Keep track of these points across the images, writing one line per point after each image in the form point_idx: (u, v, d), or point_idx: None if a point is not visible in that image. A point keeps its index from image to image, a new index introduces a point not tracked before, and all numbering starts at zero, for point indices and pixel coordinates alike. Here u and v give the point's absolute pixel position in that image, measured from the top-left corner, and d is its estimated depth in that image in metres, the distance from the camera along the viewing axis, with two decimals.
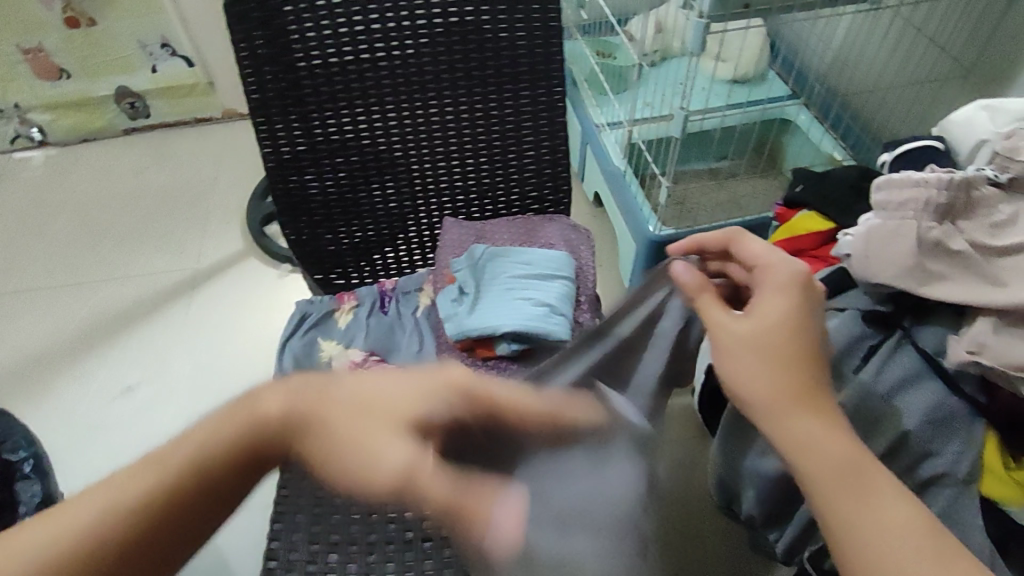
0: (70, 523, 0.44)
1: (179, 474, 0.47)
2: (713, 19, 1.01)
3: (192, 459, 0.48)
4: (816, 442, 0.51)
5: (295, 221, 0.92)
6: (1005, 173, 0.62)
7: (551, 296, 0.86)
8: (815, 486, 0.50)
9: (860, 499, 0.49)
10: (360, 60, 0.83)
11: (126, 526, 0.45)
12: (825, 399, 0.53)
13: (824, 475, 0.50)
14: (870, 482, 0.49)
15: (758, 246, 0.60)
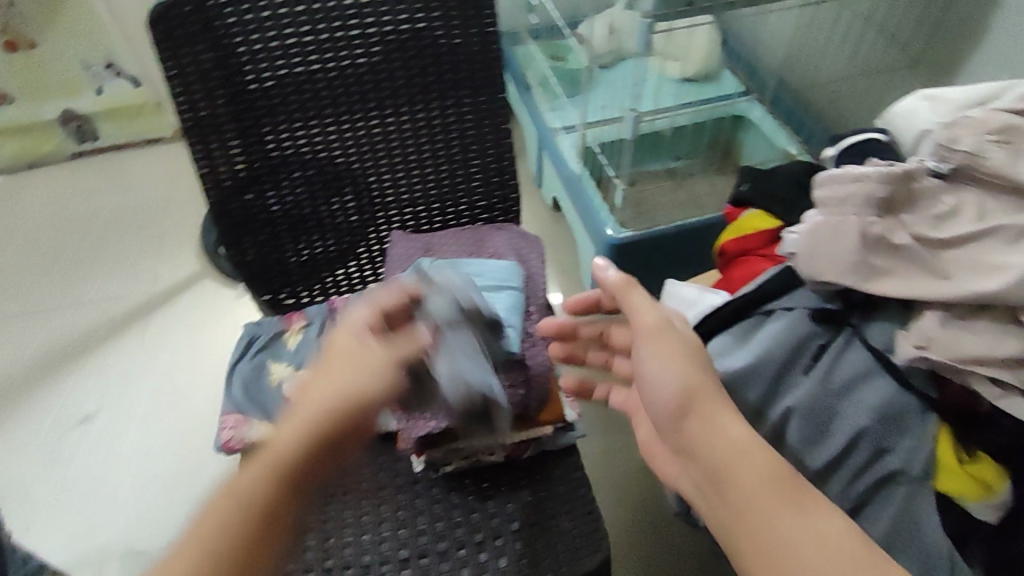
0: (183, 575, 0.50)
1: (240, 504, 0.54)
2: (657, 18, 1.01)
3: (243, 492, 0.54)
4: (738, 453, 0.54)
5: (238, 243, 0.88)
6: (946, 163, 0.61)
7: (500, 307, 0.82)
8: (747, 496, 0.52)
9: (792, 511, 0.50)
10: (295, 74, 0.81)
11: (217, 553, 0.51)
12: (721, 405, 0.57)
13: (754, 486, 0.52)
14: (803, 504, 0.50)
15: (642, 299, 0.66)
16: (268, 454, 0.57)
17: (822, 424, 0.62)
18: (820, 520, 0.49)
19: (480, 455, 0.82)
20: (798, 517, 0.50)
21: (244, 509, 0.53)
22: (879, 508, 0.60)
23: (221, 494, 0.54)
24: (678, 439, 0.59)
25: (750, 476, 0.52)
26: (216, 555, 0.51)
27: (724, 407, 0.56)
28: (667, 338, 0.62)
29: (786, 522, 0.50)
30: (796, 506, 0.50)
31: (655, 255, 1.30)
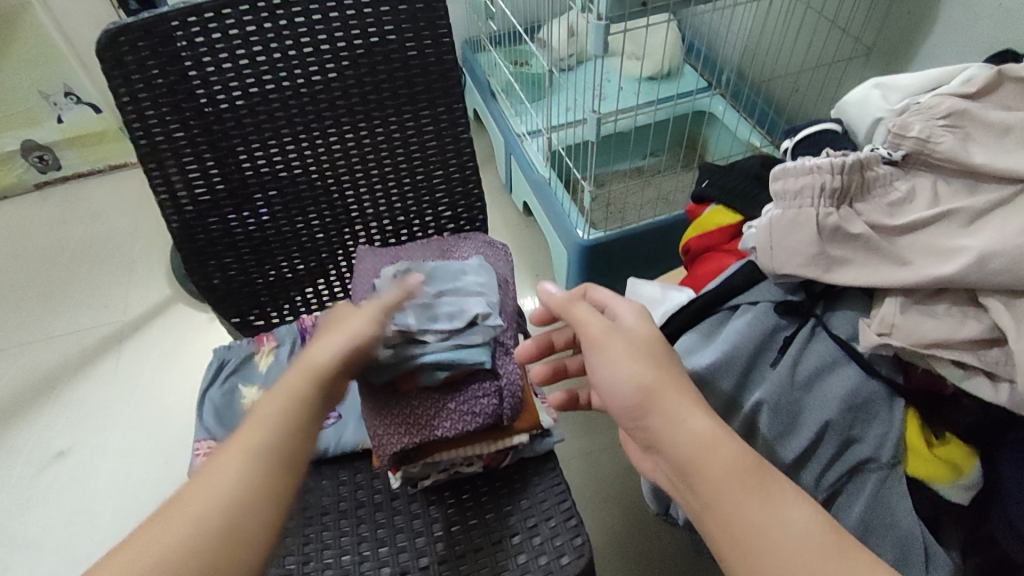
0: (202, 506, 0.49)
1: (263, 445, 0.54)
2: (613, 19, 1.02)
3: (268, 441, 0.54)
4: (708, 442, 0.50)
5: (203, 267, 0.87)
6: (899, 150, 0.62)
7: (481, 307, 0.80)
8: (715, 490, 0.49)
9: (763, 504, 0.47)
10: (249, 95, 0.79)
11: (238, 495, 0.50)
12: (686, 395, 0.54)
13: (723, 477, 0.49)
14: (773, 494, 0.47)
15: (608, 293, 0.66)
16: (275, 402, 0.57)
17: (790, 418, 0.62)
18: (791, 512, 0.47)
19: (457, 467, 0.81)
20: (766, 508, 0.47)
21: (259, 461, 0.53)
22: (852, 495, 0.61)
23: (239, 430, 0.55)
24: (642, 436, 0.56)
25: (714, 469, 0.49)
26: (225, 511, 0.50)
27: (684, 399, 0.53)
28: (616, 338, 0.59)
29: (757, 516, 0.47)
30: (762, 497, 0.47)
31: (627, 255, 1.30)
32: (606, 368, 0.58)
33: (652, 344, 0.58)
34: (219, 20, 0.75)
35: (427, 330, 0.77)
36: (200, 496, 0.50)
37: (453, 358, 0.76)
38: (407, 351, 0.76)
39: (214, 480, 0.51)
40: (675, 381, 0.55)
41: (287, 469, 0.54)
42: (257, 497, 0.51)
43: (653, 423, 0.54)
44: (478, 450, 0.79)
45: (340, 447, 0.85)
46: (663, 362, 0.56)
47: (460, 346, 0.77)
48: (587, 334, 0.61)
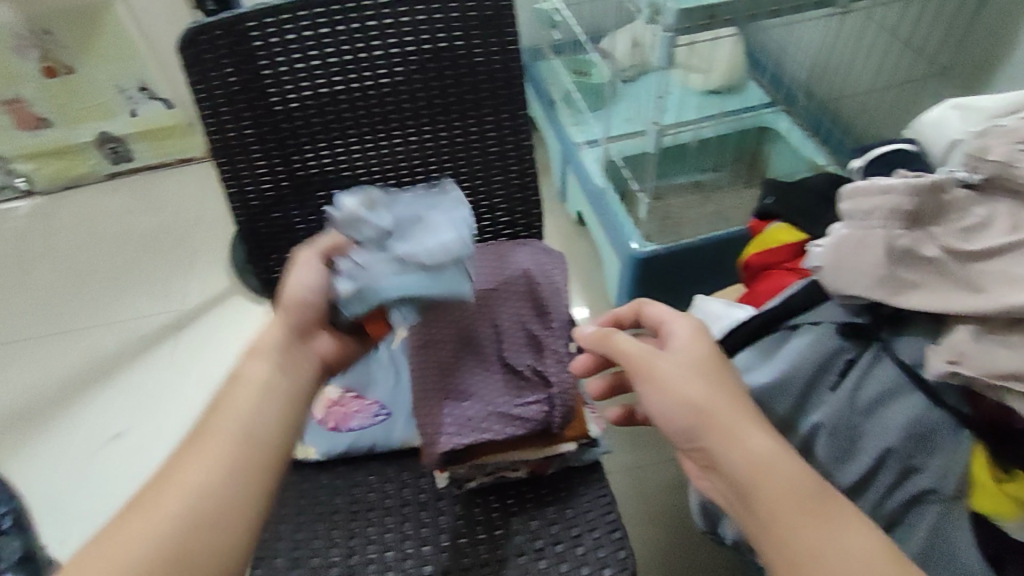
0: (186, 489, 0.54)
1: (232, 433, 0.59)
2: (679, 31, 1.02)
3: (237, 430, 0.59)
4: (767, 462, 0.50)
5: (265, 260, 0.90)
6: (978, 173, 0.58)
7: (439, 237, 0.74)
8: (773, 510, 0.48)
9: (820, 529, 0.47)
10: (319, 94, 0.82)
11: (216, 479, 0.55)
12: (744, 413, 0.53)
13: (782, 499, 0.48)
14: (833, 520, 0.47)
15: (659, 309, 0.65)
16: (238, 390, 0.62)
17: (848, 443, 0.62)
18: (852, 540, 0.46)
19: (503, 471, 0.82)
20: (824, 534, 0.46)
21: (231, 448, 0.58)
22: (914, 527, 0.60)
23: (213, 421, 0.60)
24: (698, 456, 0.55)
25: (773, 490, 0.49)
26: (203, 494, 0.54)
27: (738, 416, 0.52)
28: (663, 361, 0.57)
29: (814, 541, 0.47)
30: (819, 520, 0.47)
31: (680, 271, 1.29)
32: (652, 390, 0.57)
33: (705, 358, 0.57)
34: (296, 22, 0.78)
35: (374, 265, 0.73)
36: (181, 482, 0.55)
37: (416, 292, 0.72)
38: (365, 294, 0.72)
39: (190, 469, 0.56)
40: (731, 398, 0.54)
41: (259, 452, 0.59)
42: (232, 478, 0.56)
43: (708, 441, 0.52)
44: (525, 456, 0.79)
45: (387, 446, 0.88)
46: (712, 377, 0.55)
47: (422, 272, 0.72)
48: (629, 360, 0.60)
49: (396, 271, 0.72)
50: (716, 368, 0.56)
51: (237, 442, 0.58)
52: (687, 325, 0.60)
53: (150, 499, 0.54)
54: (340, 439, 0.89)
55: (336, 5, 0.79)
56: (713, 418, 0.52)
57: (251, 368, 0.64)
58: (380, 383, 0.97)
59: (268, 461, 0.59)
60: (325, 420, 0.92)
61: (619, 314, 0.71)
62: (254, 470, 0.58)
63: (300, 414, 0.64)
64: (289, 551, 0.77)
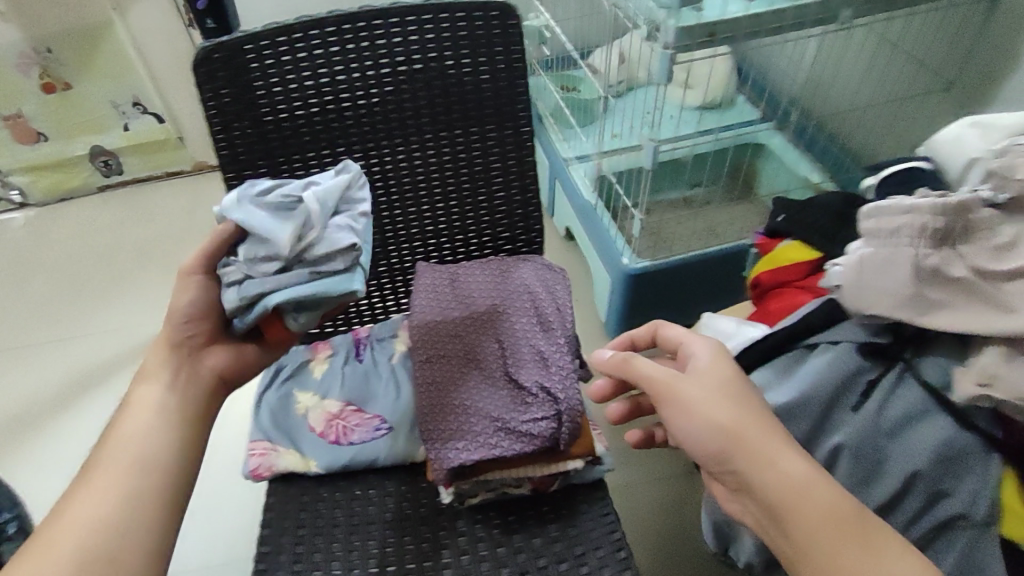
0: (89, 517, 0.59)
1: (128, 461, 0.63)
2: (680, 49, 1.02)
3: (134, 459, 0.63)
4: (803, 486, 0.48)
5: None
6: (1003, 192, 0.56)
7: (328, 229, 0.69)
8: (813, 536, 0.47)
9: (863, 553, 0.45)
10: (326, 111, 0.80)
11: (121, 507, 0.60)
12: (776, 434, 0.51)
13: (820, 524, 0.47)
14: (875, 544, 0.45)
15: (677, 330, 0.63)
16: (135, 417, 0.66)
17: (873, 465, 0.60)
18: (896, 564, 0.44)
19: (507, 487, 0.80)
20: (866, 558, 0.45)
21: (131, 476, 0.62)
22: (943, 554, 0.59)
23: (107, 451, 0.64)
24: (729, 481, 0.53)
25: (810, 516, 0.47)
26: (109, 520, 0.59)
27: (771, 441, 0.50)
28: (686, 385, 0.56)
29: (856, 565, 0.45)
30: (861, 543, 0.45)
31: (673, 286, 1.30)
32: (678, 415, 0.55)
33: (731, 378, 0.55)
34: (306, 41, 0.77)
35: (258, 267, 0.69)
36: (85, 510, 0.59)
37: (306, 297, 0.67)
38: (255, 301, 0.69)
39: (99, 499, 0.60)
40: (759, 420, 0.52)
41: (160, 477, 0.63)
42: (133, 503, 0.61)
43: (741, 467, 0.51)
44: (530, 472, 0.77)
45: (389, 459, 0.83)
46: (739, 399, 0.53)
47: (314, 276, 0.68)
48: (652, 385, 0.58)
49: (282, 274, 0.68)
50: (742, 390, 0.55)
51: (135, 467, 0.63)
52: (708, 343, 0.59)
53: (54, 529, 0.58)
54: (341, 451, 0.84)
55: (347, 22, 0.77)
56: (742, 444, 0.51)
57: (142, 395, 0.68)
58: (382, 395, 0.89)
59: (167, 479, 0.64)
60: (325, 433, 0.85)
61: (634, 335, 0.68)
62: (158, 493, 0.63)
63: (198, 432, 0.70)
64: (291, 563, 0.76)
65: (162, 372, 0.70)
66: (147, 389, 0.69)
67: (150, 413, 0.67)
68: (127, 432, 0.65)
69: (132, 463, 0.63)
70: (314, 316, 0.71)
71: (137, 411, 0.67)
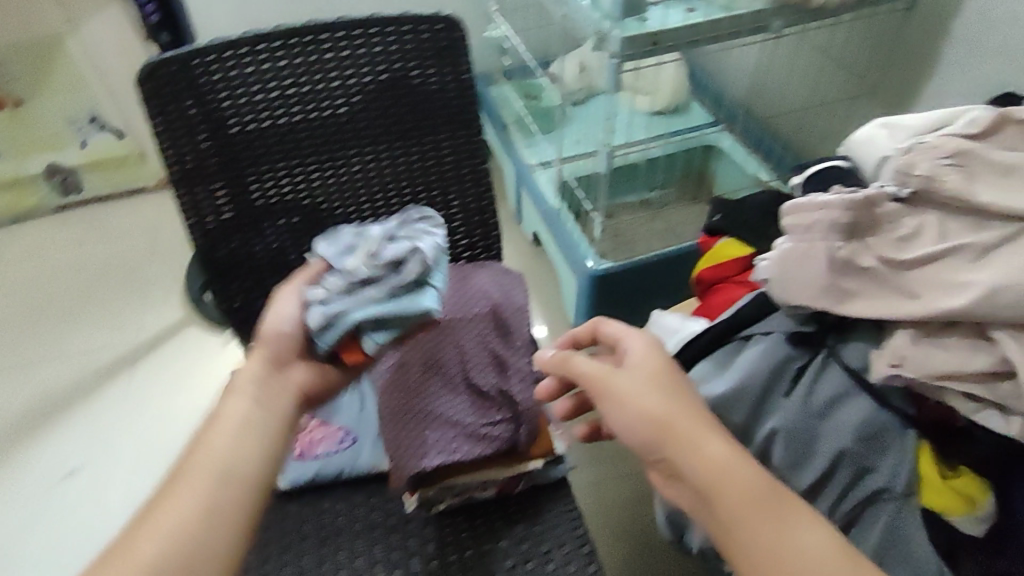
0: (172, 524, 0.56)
1: (214, 472, 0.60)
2: (625, 58, 1.05)
3: (221, 470, 0.61)
4: (723, 467, 0.51)
5: (224, 289, 0.89)
6: (905, 187, 0.63)
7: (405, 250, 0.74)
8: (731, 513, 0.50)
9: (775, 527, 0.49)
10: (276, 125, 0.83)
11: (202, 519, 0.57)
12: (703, 421, 0.55)
13: (738, 503, 0.50)
14: (787, 518, 0.49)
15: (617, 326, 0.67)
16: (221, 427, 0.64)
17: (806, 446, 0.63)
18: (805, 535, 0.48)
19: (472, 492, 0.81)
20: (779, 531, 0.48)
21: (215, 485, 0.60)
22: (869, 526, 0.61)
23: (195, 458, 0.62)
24: (662, 468, 0.56)
25: (731, 494, 0.50)
26: (185, 532, 0.56)
27: (699, 425, 0.54)
28: (622, 378, 0.59)
29: (771, 539, 0.48)
30: (774, 517, 0.49)
31: (631, 287, 1.32)
32: (615, 407, 0.58)
33: (665, 371, 0.59)
34: (255, 55, 0.80)
35: (344, 289, 0.74)
36: (170, 517, 0.57)
37: (386, 312, 0.71)
38: (339, 320, 0.72)
39: (181, 508, 0.57)
40: (688, 408, 0.55)
41: (244, 488, 0.61)
42: (215, 516, 0.58)
43: (669, 454, 0.54)
44: (489, 474, 0.81)
45: (355, 471, 0.87)
46: (671, 389, 0.57)
47: (394, 294, 0.72)
48: (591, 379, 0.61)
49: (364, 293, 0.73)
50: (674, 380, 0.58)
51: (215, 477, 0.60)
52: (644, 338, 0.62)
53: (135, 537, 0.56)
54: (308, 465, 0.88)
55: (291, 37, 0.81)
56: (671, 430, 0.54)
57: (229, 406, 0.66)
58: (345, 408, 0.95)
59: (247, 493, 0.61)
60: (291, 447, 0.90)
61: (577, 333, 0.72)
62: (237, 510, 0.59)
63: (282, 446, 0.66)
64: None
65: (249, 386, 0.69)
66: (236, 402, 0.67)
67: (235, 426, 0.65)
68: (214, 442, 0.63)
69: (217, 475, 0.60)
70: (392, 337, 0.73)
71: (223, 422, 0.65)
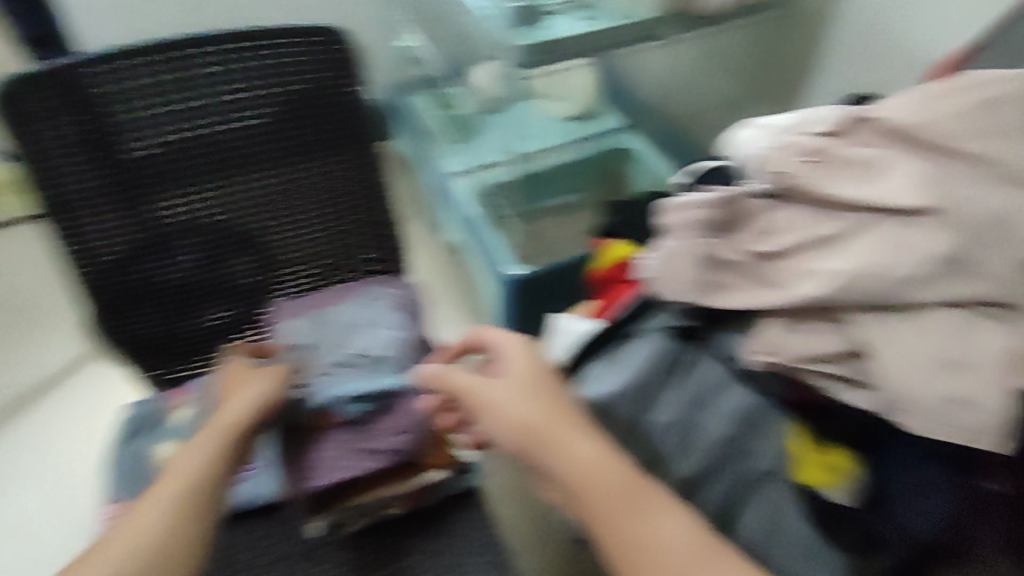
0: (134, 538, 0.62)
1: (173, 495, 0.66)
2: (522, 66, 1.07)
3: (178, 493, 0.66)
4: (585, 463, 0.55)
5: (131, 312, 0.90)
6: (773, 184, 0.66)
7: None
8: (594, 507, 0.54)
9: (632, 514, 0.53)
10: (165, 145, 0.84)
11: (160, 534, 0.63)
12: (573, 420, 0.59)
13: (601, 495, 0.54)
14: (642, 503, 0.53)
15: (495, 333, 0.72)
16: (188, 462, 0.70)
17: (683, 438, 0.67)
18: (659, 517, 0.52)
19: (382, 509, 0.84)
20: (636, 518, 0.52)
21: (171, 507, 0.65)
22: (751, 513, 0.64)
23: (165, 478, 0.68)
24: (539, 470, 0.60)
25: (594, 488, 0.54)
26: (136, 548, 0.62)
27: (561, 427, 0.58)
28: (492, 391, 0.64)
29: (630, 528, 0.52)
30: (630, 505, 0.53)
31: (548, 291, 1.34)
32: (490, 417, 0.62)
33: (533, 379, 0.63)
34: (142, 80, 0.82)
35: None
36: (132, 529, 0.63)
37: None
38: None
39: (144, 525, 0.63)
40: (557, 409, 0.59)
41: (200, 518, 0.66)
42: (169, 533, 0.63)
43: (539, 456, 0.58)
44: (394, 489, 0.84)
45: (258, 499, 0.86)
46: (539, 395, 0.61)
47: None
48: (462, 388, 0.67)
49: None
50: (543, 383, 0.63)
51: (178, 502, 0.66)
52: (515, 349, 0.67)
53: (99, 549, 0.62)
54: None
55: (173, 52, 0.82)
56: (537, 435, 0.58)
57: (199, 445, 0.73)
58: None
59: (196, 517, 0.66)
60: None
61: (462, 343, 0.76)
62: (191, 530, 0.65)
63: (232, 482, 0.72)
64: None
65: (219, 429, 0.74)
66: (204, 444, 0.73)
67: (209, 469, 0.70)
68: (188, 471, 0.69)
69: (186, 501, 0.66)
70: (372, 396, 0.79)
71: (198, 454, 0.71)
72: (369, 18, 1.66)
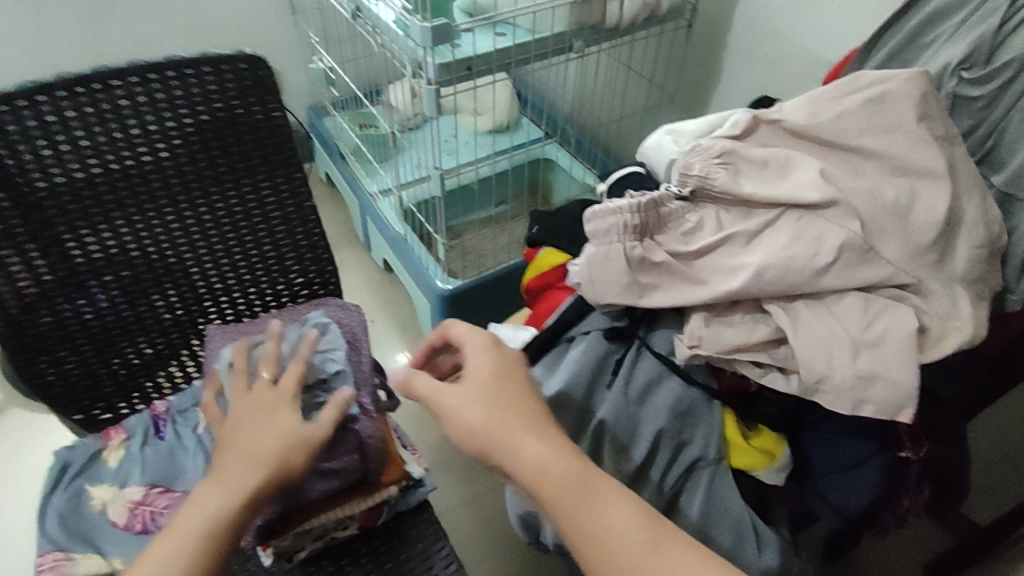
0: None
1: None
2: (443, 83, 1.08)
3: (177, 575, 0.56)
4: (545, 463, 0.54)
5: (40, 363, 0.75)
6: (687, 186, 0.70)
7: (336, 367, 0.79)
8: (550, 505, 0.53)
9: (585, 509, 0.52)
10: (72, 177, 0.69)
11: None
12: (535, 417, 0.58)
13: (556, 494, 0.53)
14: (597, 501, 0.52)
15: (462, 327, 0.69)
16: (190, 523, 0.58)
17: (630, 431, 0.68)
18: (609, 511, 0.52)
19: (331, 532, 0.77)
20: (591, 515, 0.52)
21: None
22: (691, 496, 0.67)
23: (164, 539, 0.57)
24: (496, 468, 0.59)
25: (551, 486, 0.53)
26: None
27: (518, 426, 0.57)
28: (451, 392, 0.61)
29: (586, 523, 0.52)
30: (584, 500, 0.52)
31: (482, 302, 1.35)
32: (447, 418, 0.60)
33: (497, 373, 0.61)
34: (72, 98, 0.68)
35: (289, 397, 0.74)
36: None
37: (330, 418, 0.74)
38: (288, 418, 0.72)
39: None
40: (517, 406, 0.58)
41: None
42: None
43: (497, 455, 0.57)
44: (352, 511, 0.76)
45: None
46: (501, 393, 0.60)
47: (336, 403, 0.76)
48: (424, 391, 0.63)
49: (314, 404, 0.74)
50: (506, 379, 0.61)
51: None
52: (482, 338, 0.65)
53: None
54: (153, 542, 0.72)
55: (78, 85, 0.68)
56: (493, 436, 0.57)
57: (213, 494, 0.60)
58: (193, 470, 0.78)
59: None
60: (129, 525, 0.73)
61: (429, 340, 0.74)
62: None
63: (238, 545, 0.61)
64: None
65: (238, 478, 0.61)
66: (213, 494, 0.60)
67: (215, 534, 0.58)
68: (192, 536, 0.58)
69: None
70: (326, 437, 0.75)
71: (204, 512, 0.59)
72: (281, 42, 1.64)
